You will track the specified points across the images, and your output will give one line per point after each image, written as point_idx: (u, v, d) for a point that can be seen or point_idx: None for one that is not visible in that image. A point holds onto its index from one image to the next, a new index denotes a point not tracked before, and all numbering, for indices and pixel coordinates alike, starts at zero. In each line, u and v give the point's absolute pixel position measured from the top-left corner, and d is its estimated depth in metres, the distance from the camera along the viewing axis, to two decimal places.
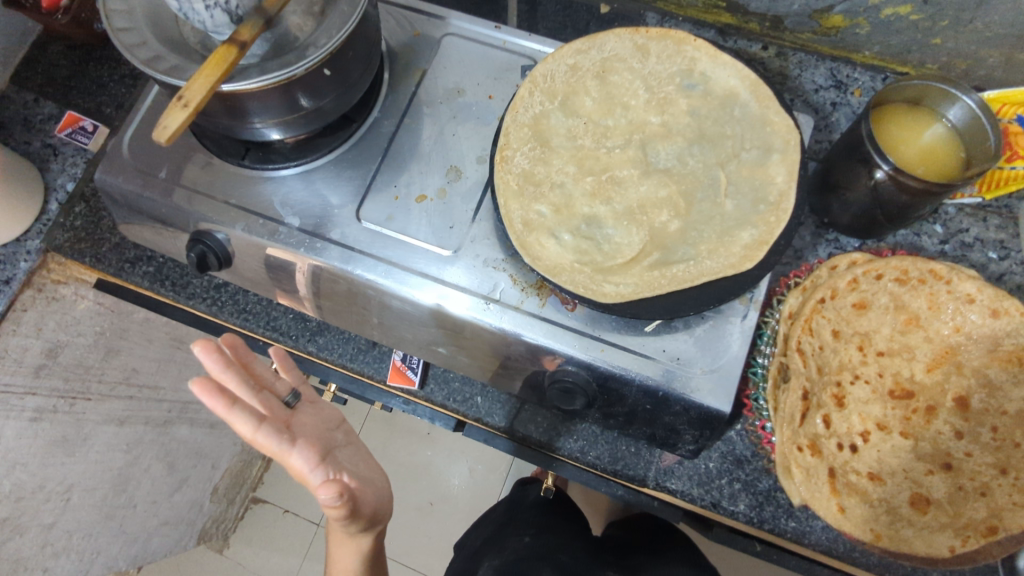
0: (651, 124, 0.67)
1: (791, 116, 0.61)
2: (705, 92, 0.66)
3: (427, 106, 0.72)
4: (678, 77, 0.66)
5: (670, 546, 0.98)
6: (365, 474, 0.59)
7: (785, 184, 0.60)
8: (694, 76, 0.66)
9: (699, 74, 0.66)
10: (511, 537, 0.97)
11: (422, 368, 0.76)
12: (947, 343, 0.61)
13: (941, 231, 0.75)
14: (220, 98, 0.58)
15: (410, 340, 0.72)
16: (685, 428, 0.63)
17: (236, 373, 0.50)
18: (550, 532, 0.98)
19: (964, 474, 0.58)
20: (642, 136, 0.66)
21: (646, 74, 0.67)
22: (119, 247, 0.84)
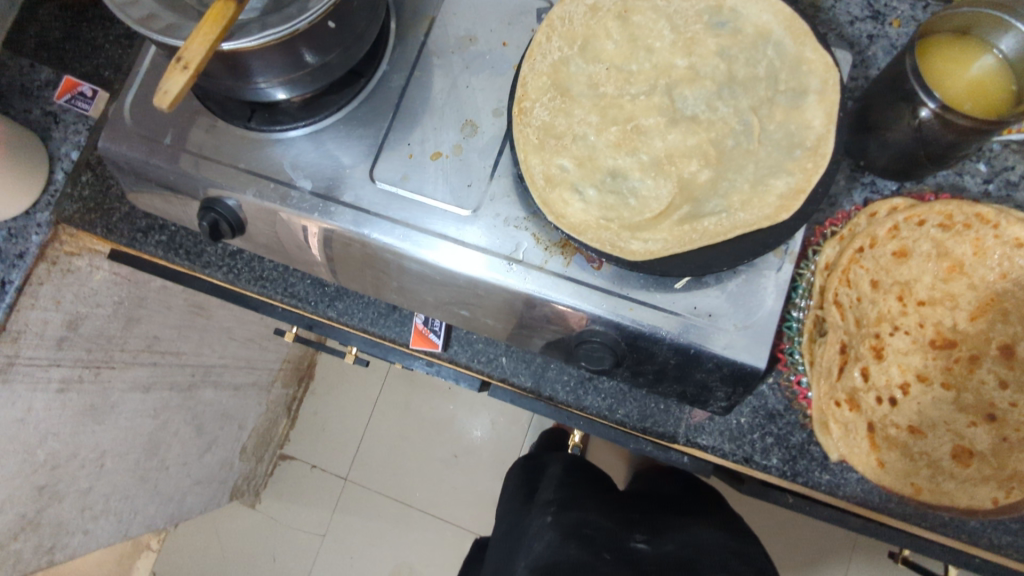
0: (677, 68, 0.62)
1: (828, 52, 0.57)
2: (734, 30, 0.61)
3: (437, 57, 0.68)
4: (706, 15, 0.62)
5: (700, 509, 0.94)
6: None
7: (824, 128, 0.56)
8: (722, 13, 0.61)
9: (729, 10, 0.61)
10: (537, 520, 0.90)
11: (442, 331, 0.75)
12: (993, 289, 0.58)
13: (985, 170, 0.71)
14: (221, 58, 0.55)
15: (431, 304, 0.70)
16: (717, 384, 0.61)
17: None
18: (576, 505, 0.90)
19: (1009, 425, 0.57)
20: (667, 82, 0.62)
21: (671, 13, 0.63)
22: (129, 217, 0.84)
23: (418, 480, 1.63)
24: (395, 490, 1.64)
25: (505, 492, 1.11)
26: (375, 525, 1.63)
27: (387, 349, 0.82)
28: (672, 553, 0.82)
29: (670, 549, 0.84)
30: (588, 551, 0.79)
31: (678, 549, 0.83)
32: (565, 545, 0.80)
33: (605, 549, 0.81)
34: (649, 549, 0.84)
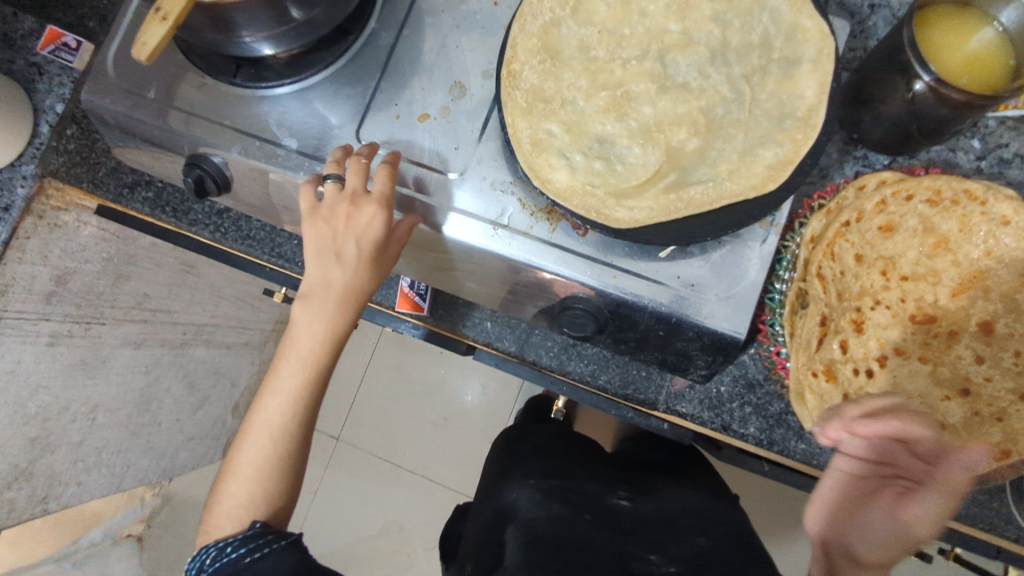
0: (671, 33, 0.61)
1: (825, 22, 0.56)
2: None
3: (428, 15, 0.66)
4: None
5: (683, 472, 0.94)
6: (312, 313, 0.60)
7: (814, 100, 0.56)
8: None
9: None
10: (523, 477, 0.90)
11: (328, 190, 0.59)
12: (977, 266, 0.59)
13: (979, 146, 0.70)
14: (203, 10, 0.54)
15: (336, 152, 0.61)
16: (697, 353, 0.62)
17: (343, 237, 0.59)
18: (559, 467, 0.91)
19: (981, 400, 0.58)
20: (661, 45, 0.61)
21: None
22: (115, 172, 0.84)
23: (411, 441, 1.66)
24: (387, 451, 1.67)
25: (491, 454, 1.11)
26: (366, 484, 1.66)
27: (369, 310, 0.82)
28: (651, 515, 0.83)
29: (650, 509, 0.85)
30: (568, 513, 0.80)
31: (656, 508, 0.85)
32: (548, 504, 0.81)
33: (587, 509, 0.82)
34: (629, 507, 0.85)
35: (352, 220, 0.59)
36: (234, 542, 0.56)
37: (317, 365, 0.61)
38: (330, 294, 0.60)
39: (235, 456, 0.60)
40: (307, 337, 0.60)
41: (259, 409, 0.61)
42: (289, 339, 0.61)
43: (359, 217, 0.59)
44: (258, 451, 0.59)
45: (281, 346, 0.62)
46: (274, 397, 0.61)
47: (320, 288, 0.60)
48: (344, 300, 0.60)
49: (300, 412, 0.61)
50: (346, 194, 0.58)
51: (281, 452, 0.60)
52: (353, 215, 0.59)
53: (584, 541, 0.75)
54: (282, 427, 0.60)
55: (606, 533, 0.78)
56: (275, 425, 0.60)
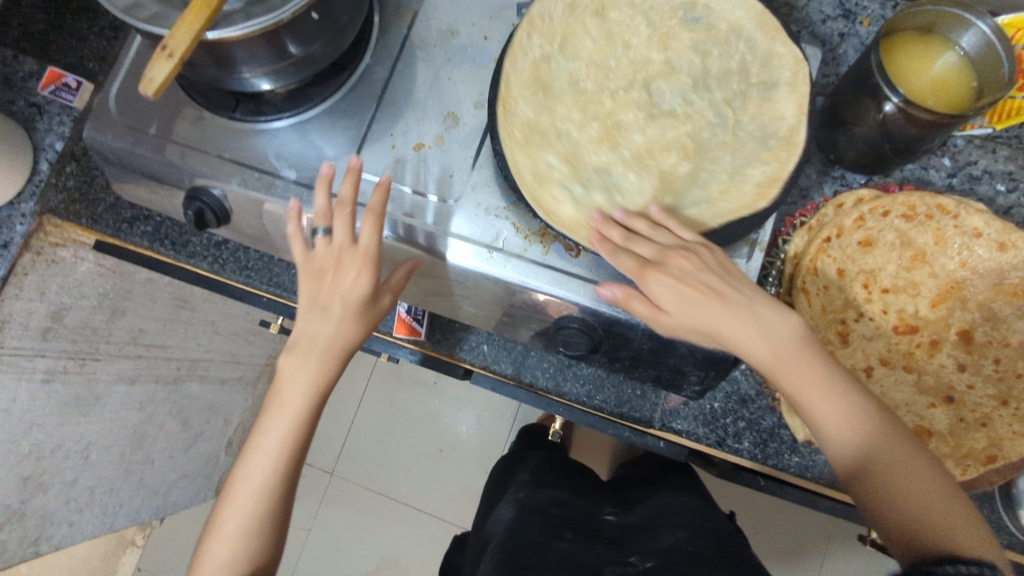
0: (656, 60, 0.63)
1: (798, 46, 0.60)
2: (708, 27, 0.63)
3: (420, 50, 0.69)
4: (680, 12, 0.64)
5: (672, 481, 0.92)
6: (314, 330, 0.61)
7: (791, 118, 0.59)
8: (696, 10, 0.63)
9: (702, 8, 0.63)
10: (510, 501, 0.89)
11: (319, 240, 0.61)
12: (952, 278, 0.61)
13: (949, 164, 0.74)
14: (205, 49, 0.56)
15: (317, 183, 0.60)
16: (689, 369, 0.63)
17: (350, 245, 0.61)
18: (547, 489, 0.91)
19: (965, 407, 0.60)
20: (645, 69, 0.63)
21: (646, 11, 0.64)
22: (114, 208, 0.85)
23: (405, 472, 1.65)
24: (381, 484, 1.65)
25: (489, 482, 1.12)
26: (361, 519, 1.65)
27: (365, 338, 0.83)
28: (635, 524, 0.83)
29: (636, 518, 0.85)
30: (551, 529, 0.79)
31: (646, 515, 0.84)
32: (529, 523, 0.79)
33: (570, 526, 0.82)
34: (617, 522, 0.86)
35: (341, 277, 0.60)
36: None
37: (295, 429, 0.60)
38: (313, 347, 0.61)
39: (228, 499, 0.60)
40: (291, 397, 0.60)
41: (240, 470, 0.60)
42: (280, 391, 0.62)
43: (344, 275, 0.60)
44: (237, 508, 0.59)
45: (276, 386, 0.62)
46: (252, 459, 0.60)
47: (304, 352, 0.61)
48: (327, 360, 0.61)
49: (282, 471, 0.60)
50: (333, 245, 0.61)
51: (254, 521, 0.59)
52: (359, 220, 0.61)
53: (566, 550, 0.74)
54: (259, 490, 0.60)
55: (589, 543, 0.78)
56: (259, 478, 0.60)
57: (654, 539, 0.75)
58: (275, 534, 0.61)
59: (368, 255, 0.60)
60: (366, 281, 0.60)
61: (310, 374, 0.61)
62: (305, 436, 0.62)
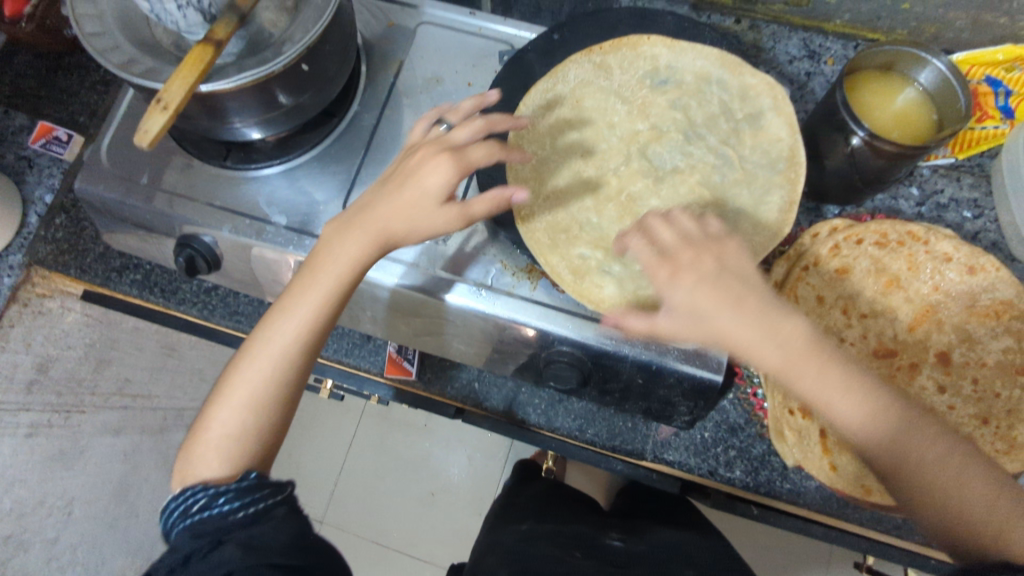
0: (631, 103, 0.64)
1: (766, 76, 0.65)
2: (677, 83, 0.66)
3: (407, 98, 0.72)
4: (647, 78, 0.67)
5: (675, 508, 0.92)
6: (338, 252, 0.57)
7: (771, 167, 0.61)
8: (661, 72, 0.67)
9: (666, 68, 0.67)
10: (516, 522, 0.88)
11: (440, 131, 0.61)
12: (928, 301, 0.64)
13: (917, 194, 0.77)
14: (198, 100, 0.58)
15: (420, 121, 0.63)
16: (679, 399, 0.64)
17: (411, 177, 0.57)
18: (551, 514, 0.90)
19: (948, 427, 0.61)
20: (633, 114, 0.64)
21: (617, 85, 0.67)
22: (104, 257, 0.84)
23: (396, 518, 1.61)
24: (372, 532, 1.60)
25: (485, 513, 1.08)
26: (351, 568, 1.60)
27: (349, 374, 0.82)
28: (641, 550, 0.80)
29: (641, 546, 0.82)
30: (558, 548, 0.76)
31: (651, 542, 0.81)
32: (538, 540, 0.79)
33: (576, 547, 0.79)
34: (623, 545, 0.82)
35: (414, 198, 0.56)
36: (223, 486, 0.51)
37: (320, 317, 0.56)
38: (357, 236, 0.56)
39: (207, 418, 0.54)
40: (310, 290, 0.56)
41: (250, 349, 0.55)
42: (315, 257, 0.57)
43: (427, 174, 0.56)
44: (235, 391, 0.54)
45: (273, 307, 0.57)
46: (266, 341, 0.55)
47: (325, 261, 0.57)
48: (370, 242, 0.56)
49: (297, 356, 0.55)
50: (441, 140, 0.58)
51: (256, 417, 0.54)
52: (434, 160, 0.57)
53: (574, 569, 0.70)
54: (268, 369, 0.54)
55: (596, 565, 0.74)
56: (241, 398, 0.53)
57: (666, 564, 0.73)
58: (276, 441, 0.56)
59: (464, 207, 0.56)
60: (442, 174, 0.56)
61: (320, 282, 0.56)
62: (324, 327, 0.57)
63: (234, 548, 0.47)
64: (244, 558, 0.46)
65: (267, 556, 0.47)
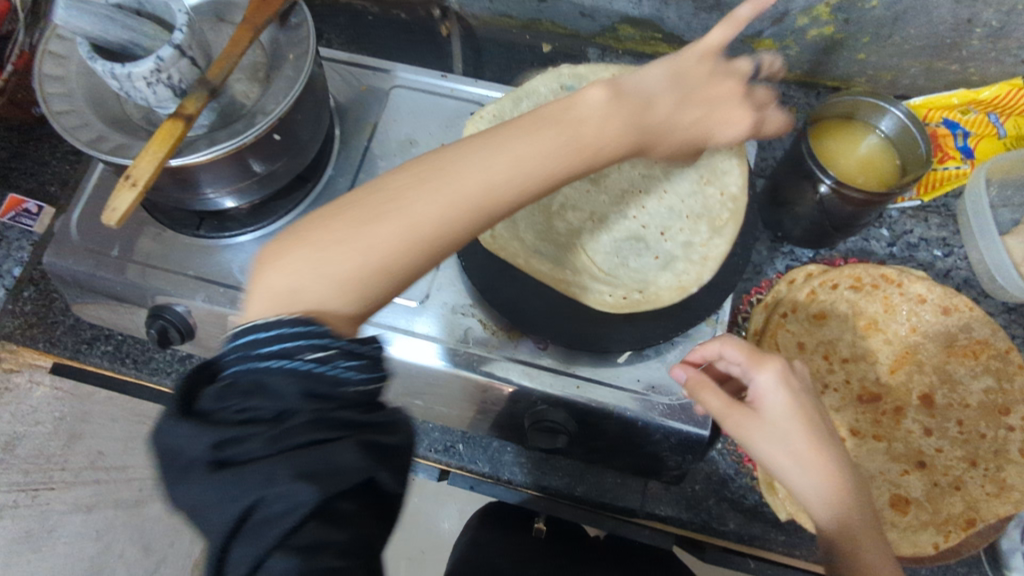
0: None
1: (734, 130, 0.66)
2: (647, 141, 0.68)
3: (381, 160, 0.73)
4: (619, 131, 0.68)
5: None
6: (494, 161, 0.44)
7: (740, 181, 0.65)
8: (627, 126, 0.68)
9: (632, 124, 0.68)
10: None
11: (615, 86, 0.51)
12: (906, 343, 0.65)
13: (888, 235, 0.78)
14: (169, 173, 0.58)
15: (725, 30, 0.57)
16: (668, 454, 0.63)
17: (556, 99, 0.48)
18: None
19: (938, 471, 0.60)
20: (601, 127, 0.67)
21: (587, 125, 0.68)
22: (74, 328, 0.82)
23: None
24: None
25: None
26: None
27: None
28: None
29: None
30: None
31: None
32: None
33: None
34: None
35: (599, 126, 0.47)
36: (346, 343, 0.40)
37: (535, 180, 0.45)
38: (566, 135, 0.46)
39: (333, 257, 0.41)
40: (543, 144, 0.45)
41: (422, 215, 0.42)
42: (447, 159, 0.45)
43: (714, 90, 0.56)
44: (354, 235, 0.41)
45: (425, 170, 0.44)
46: (437, 187, 0.43)
47: (471, 152, 0.45)
48: (572, 152, 0.46)
49: (460, 206, 0.43)
50: (618, 97, 0.50)
51: (405, 259, 0.42)
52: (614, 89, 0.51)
53: None
54: (380, 268, 0.42)
55: None
56: (385, 256, 0.42)
57: None
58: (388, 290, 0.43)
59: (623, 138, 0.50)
60: (612, 138, 0.48)
61: (575, 141, 0.46)
62: (516, 196, 0.44)
63: (358, 450, 0.38)
64: (362, 464, 0.38)
65: (374, 455, 0.39)
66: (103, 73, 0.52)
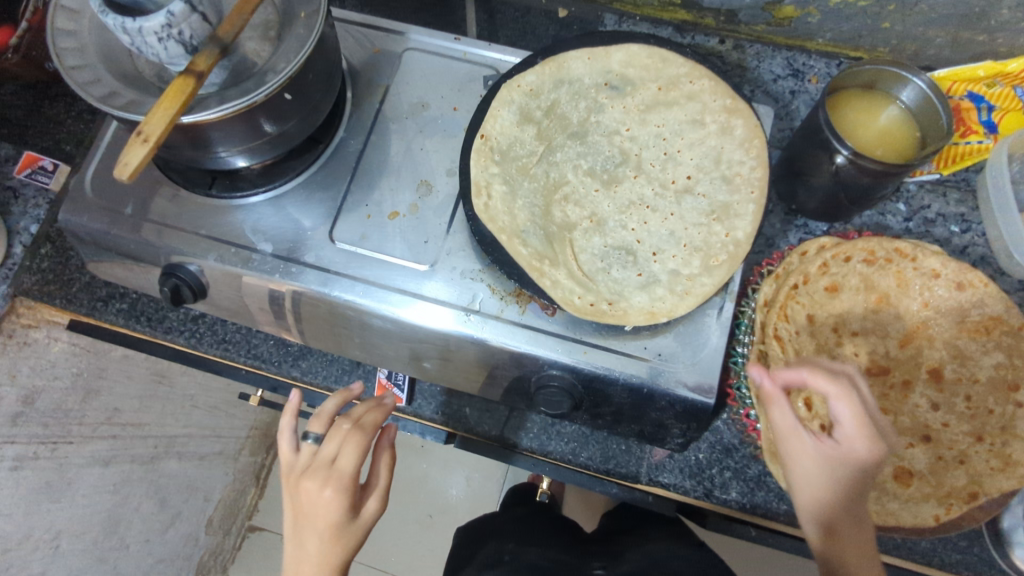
0: (626, 132, 0.67)
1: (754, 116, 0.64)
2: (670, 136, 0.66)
3: (393, 123, 0.73)
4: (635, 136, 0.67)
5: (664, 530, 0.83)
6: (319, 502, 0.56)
7: (750, 229, 0.61)
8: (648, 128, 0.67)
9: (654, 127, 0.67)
10: (493, 555, 0.81)
11: (307, 449, 0.60)
12: (918, 318, 0.65)
13: (904, 209, 0.77)
14: (180, 131, 0.58)
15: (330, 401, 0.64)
16: (672, 422, 0.64)
17: (283, 430, 0.62)
18: (533, 541, 0.83)
19: (942, 445, 0.61)
20: (631, 130, 0.67)
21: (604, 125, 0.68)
22: (90, 286, 0.83)
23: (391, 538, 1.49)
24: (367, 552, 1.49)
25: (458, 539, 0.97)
26: None
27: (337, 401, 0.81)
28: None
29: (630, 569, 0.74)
30: None
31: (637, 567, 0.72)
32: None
33: None
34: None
35: (311, 494, 0.56)
36: None
37: (329, 554, 0.55)
38: (313, 516, 0.56)
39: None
40: (299, 557, 0.55)
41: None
42: (304, 510, 0.57)
43: (320, 504, 0.56)
44: None
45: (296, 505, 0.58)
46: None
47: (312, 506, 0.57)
48: (335, 504, 0.56)
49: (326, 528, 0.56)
50: (313, 463, 0.58)
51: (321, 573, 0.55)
52: (308, 478, 0.58)
53: None
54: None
55: None
56: None
57: None
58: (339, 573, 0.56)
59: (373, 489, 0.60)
60: (335, 506, 0.56)
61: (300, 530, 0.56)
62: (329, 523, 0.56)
63: None
64: None
65: None
66: (114, 27, 0.52)
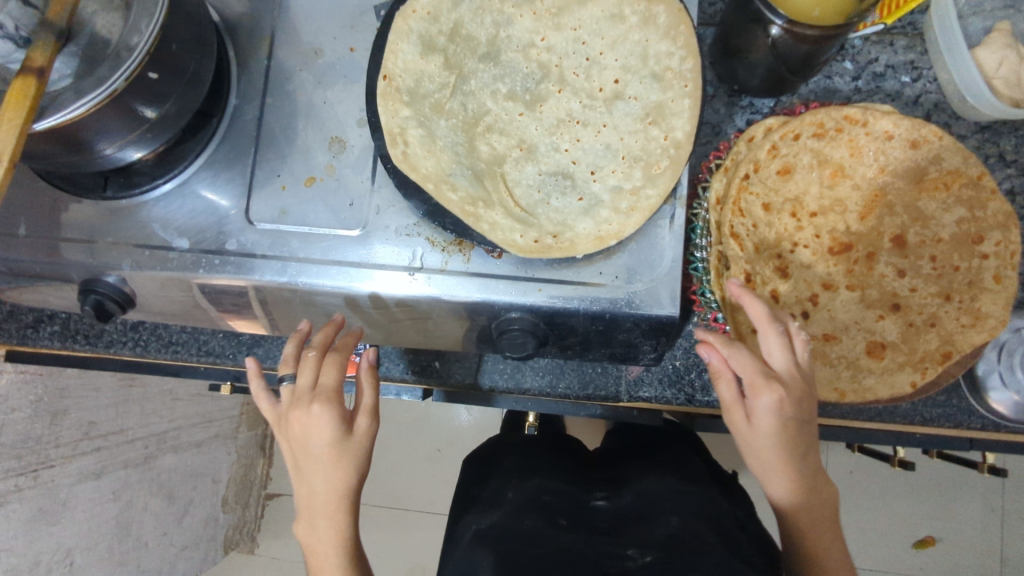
0: (541, 42, 0.60)
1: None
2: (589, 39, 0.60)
3: (288, 79, 0.65)
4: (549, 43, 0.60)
5: (669, 454, 0.81)
6: (309, 439, 0.54)
7: (689, 126, 0.56)
8: (563, 30, 0.60)
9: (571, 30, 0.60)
10: (495, 490, 0.76)
11: (285, 392, 0.57)
12: (875, 185, 0.61)
13: (852, 67, 0.73)
14: (44, 137, 0.51)
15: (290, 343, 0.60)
16: (641, 339, 0.62)
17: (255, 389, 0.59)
18: (535, 472, 0.79)
19: (912, 311, 0.60)
20: (546, 39, 0.60)
21: (513, 35, 0.60)
22: (13, 315, 0.78)
23: (406, 479, 1.51)
24: (387, 497, 1.51)
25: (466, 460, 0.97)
26: (376, 538, 1.51)
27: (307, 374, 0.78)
28: (629, 505, 0.71)
29: (626, 498, 0.73)
30: (542, 518, 0.67)
31: (635, 498, 0.71)
32: (520, 515, 0.68)
33: (563, 513, 0.70)
34: (607, 506, 0.73)
35: (303, 426, 0.54)
36: None
37: (336, 483, 0.54)
38: (308, 450, 0.54)
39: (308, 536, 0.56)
40: (312, 487, 0.55)
41: (299, 533, 0.57)
42: (298, 453, 0.55)
43: (311, 444, 0.54)
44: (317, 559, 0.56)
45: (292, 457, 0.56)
46: (311, 523, 0.55)
47: (305, 457, 0.54)
48: (322, 459, 0.54)
49: (324, 472, 0.54)
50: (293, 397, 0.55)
51: (339, 523, 0.55)
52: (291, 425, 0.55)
53: (563, 546, 0.62)
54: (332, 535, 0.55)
55: (582, 538, 0.65)
56: (325, 542, 0.55)
57: (650, 516, 0.66)
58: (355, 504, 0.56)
59: (359, 408, 0.57)
60: (327, 425, 0.53)
61: (303, 477, 0.55)
62: (323, 477, 0.54)
63: None
64: None
65: None
66: None
